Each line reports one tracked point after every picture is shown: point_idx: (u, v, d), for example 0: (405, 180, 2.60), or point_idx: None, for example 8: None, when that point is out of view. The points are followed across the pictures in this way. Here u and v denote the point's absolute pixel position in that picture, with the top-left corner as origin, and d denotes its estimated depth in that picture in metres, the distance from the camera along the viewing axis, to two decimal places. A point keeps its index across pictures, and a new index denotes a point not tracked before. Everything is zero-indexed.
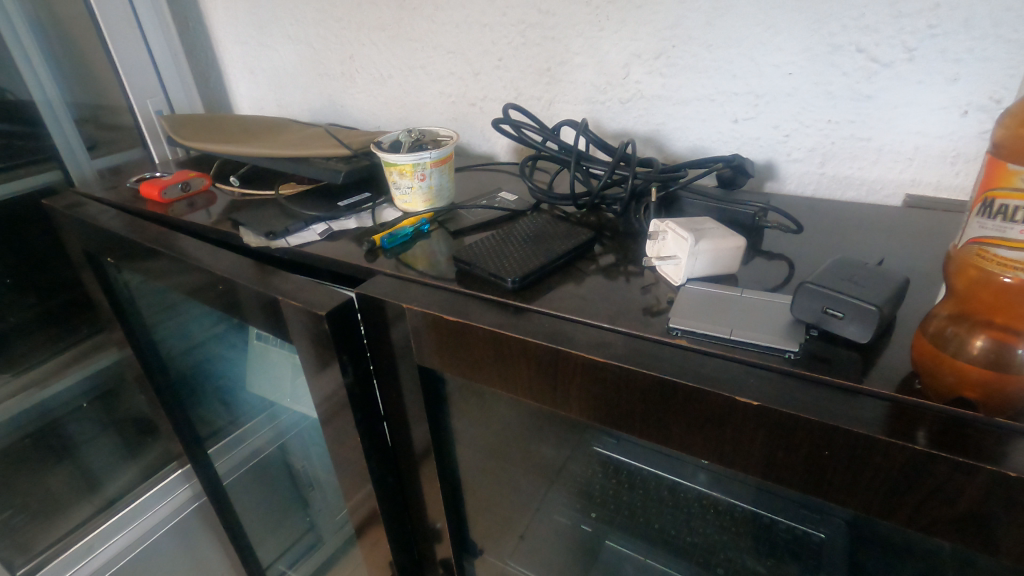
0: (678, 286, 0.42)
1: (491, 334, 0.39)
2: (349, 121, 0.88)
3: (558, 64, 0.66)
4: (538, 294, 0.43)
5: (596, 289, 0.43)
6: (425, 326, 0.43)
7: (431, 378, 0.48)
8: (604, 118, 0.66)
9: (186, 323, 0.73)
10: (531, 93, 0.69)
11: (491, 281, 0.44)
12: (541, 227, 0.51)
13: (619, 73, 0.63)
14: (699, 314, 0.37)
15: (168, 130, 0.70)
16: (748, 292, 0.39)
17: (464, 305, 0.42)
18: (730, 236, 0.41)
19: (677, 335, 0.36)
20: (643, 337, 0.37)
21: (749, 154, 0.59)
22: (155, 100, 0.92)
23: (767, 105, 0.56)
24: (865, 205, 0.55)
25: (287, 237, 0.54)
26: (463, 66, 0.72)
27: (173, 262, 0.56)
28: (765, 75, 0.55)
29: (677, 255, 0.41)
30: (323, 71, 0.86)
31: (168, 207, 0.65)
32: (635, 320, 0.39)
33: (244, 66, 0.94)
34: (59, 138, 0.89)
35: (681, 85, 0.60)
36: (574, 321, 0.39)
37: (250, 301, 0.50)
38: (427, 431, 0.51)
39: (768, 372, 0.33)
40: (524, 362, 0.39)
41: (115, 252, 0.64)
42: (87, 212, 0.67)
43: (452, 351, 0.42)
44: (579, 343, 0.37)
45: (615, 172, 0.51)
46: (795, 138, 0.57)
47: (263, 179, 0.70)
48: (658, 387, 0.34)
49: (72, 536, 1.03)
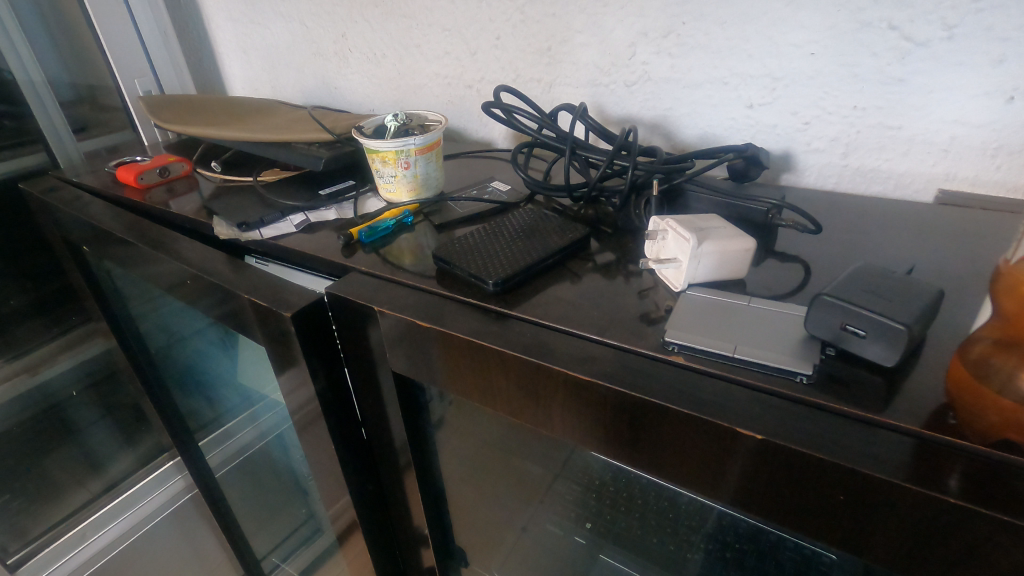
0: (678, 292, 0.37)
1: (467, 344, 0.35)
2: (343, 103, 0.84)
3: (559, 43, 0.61)
4: (523, 299, 0.39)
5: (588, 293, 0.39)
6: (398, 331, 0.39)
7: (409, 385, 0.44)
8: (607, 102, 0.61)
9: (165, 316, 0.70)
10: (530, 75, 0.64)
11: (472, 282, 0.40)
12: (532, 222, 0.47)
13: (625, 53, 0.58)
14: (700, 327, 0.33)
15: (147, 111, 0.66)
16: (757, 302, 0.35)
17: (440, 309, 0.38)
18: (738, 237, 0.36)
19: (674, 351, 0.32)
20: (636, 352, 0.33)
21: (764, 143, 0.54)
22: (143, 80, 0.89)
23: (786, 89, 0.51)
24: (891, 202, 0.50)
25: (261, 227, 0.50)
26: (460, 45, 0.68)
27: (143, 252, 0.53)
28: (785, 55, 0.50)
29: (678, 258, 0.37)
30: (315, 50, 0.81)
31: (144, 193, 0.62)
32: (627, 330, 0.35)
33: (236, 44, 0.90)
34: (42, 118, 0.86)
35: (692, 67, 0.55)
36: (561, 330, 0.35)
37: (218, 297, 0.47)
38: (406, 439, 0.47)
39: (776, 399, 0.29)
40: (502, 375, 0.35)
41: (90, 240, 0.61)
42: (62, 197, 0.64)
43: (428, 359, 0.39)
44: (562, 356, 0.33)
45: (613, 162, 0.46)
46: (816, 126, 0.51)
47: (246, 165, 0.66)
48: (648, 411, 0.30)
49: (68, 522, 1.03)
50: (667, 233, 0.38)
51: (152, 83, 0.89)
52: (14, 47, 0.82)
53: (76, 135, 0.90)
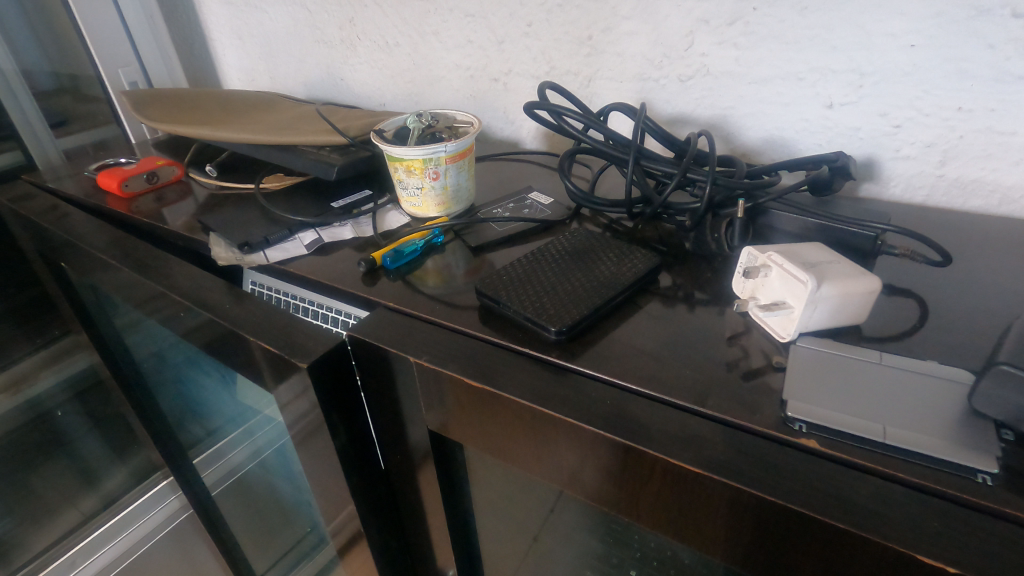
0: (785, 343, 0.31)
1: (529, 412, 0.29)
2: (350, 97, 0.76)
3: (601, 31, 0.53)
4: (591, 350, 0.32)
5: (667, 340, 0.32)
6: (436, 387, 0.32)
7: (444, 441, 0.37)
8: (656, 99, 0.54)
9: (154, 338, 0.63)
10: (566, 67, 0.57)
11: (526, 326, 0.33)
12: (584, 246, 0.40)
13: (680, 43, 0.50)
14: (829, 397, 0.26)
15: (131, 107, 0.58)
16: (890, 360, 0.28)
17: (489, 361, 0.32)
18: (861, 277, 0.30)
19: (801, 431, 0.25)
20: (748, 428, 0.26)
21: (842, 148, 0.47)
22: (128, 70, 0.80)
23: (876, 86, 0.44)
24: (996, 220, 0.43)
25: (265, 248, 0.43)
26: (485, 33, 0.60)
27: (128, 276, 0.46)
28: (876, 46, 0.43)
29: (787, 302, 0.30)
30: (319, 37, 0.73)
31: (129, 202, 0.55)
32: (729, 396, 0.28)
33: (230, 30, 0.82)
34: (16, 114, 0.77)
35: (761, 60, 0.47)
36: (646, 395, 0.28)
37: (216, 335, 0.40)
38: (439, 498, 0.41)
39: (949, 504, 0.22)
40: (571, 451, 0.28)
41: (68, 256, 0.54)
42: (37, 206, 0.57)
43: (475, 422, 0.32)
44: (656, 435, 0.26)
45: (687, 176, 0.39)
46: (908, 129, 0.44)
47: (245, 169, 0.59)
48: (778, 516, 0.23)
49: (55, 550, 0.97)
50: (769, 270, 0.31)
51: (137, 74, 0.81)
52: None
53: (57, 133, 0.81)
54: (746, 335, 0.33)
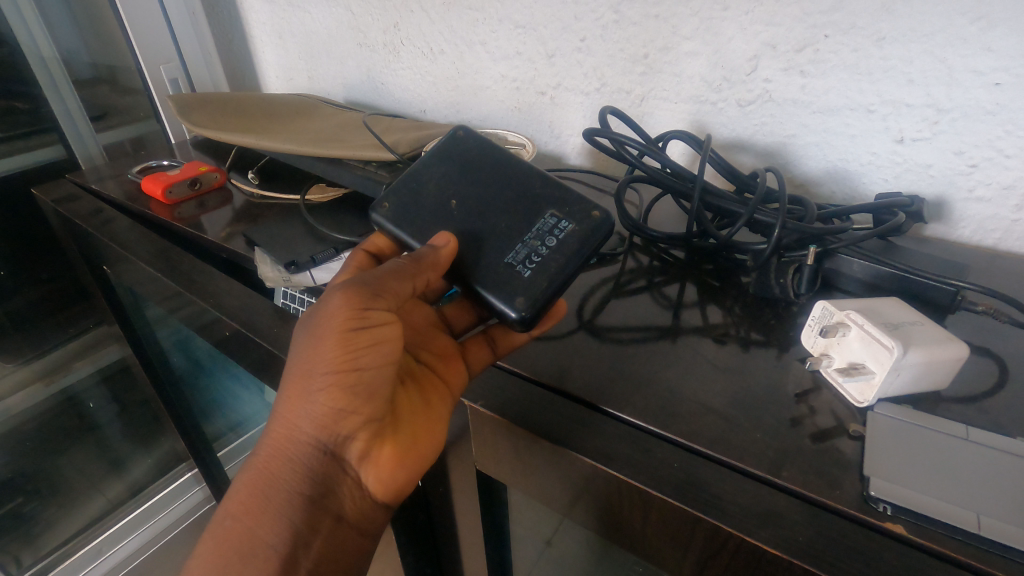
0: (863, 408, 0.29)
1: (596, 472, 0.27)
2: (390, 102, 0.75)
3: (659, 50, 0.51)
4: (653, 403, 0.31)
5: (734, 395, 0.31)
6: (495, 431, 0.32)
7: (489, 479, 0.37)
8: (712, 122, 0.52)
9: (189, 342, 0.63)
10: (618, 85, 0.55)
11: (594, 385, 0.32)
12: (461, 152, 0.39)
13: (744, 68, 0.48)
14: (915, 474, 0.25)
15: (176, 112, 0.58)
16: (977, 436, 0.27)
17: (547, 410, 0.31)
18: (948, 343, 0.28)
19: (886, 513, 0.24)
20: (828, 508, 0.25)
21: (911, 185, 0.45)
22: (169, 66, 0.80)
23: (954, 123, 0.42)
24: None
25: (312, 269, 0.43)
26: (535, 46, 0.58)
27: (176, 290, 0.46)
28: (958, 83, 0.40)
29: (868, 367, 0.29)
30: (361, 40, 0.72)
31: (172, 210, 0.54)
32: (806, 465, 0.27)
33: (269, 27, 0.80)
34: (56, 102, 0.79)
35: (830, 89, 0.45)
36: (718, 459, 0.27)
37: (263, 356, 0.39)
38: (480, 532, 0.40)
39: None
40: (635, 513, 0.27)
41: (113, 261, 0.55)
42: (81, 210, 0.57)
43: (532, 468, 0.31)
44: (729, 508, 0.25)
45: (754, 216, 0.38)
46: (985, 170, 0.42)
47: (288, 178, 0.58)
48: None
49: (80, 538, 1.03)
50: (848, 330, 0.30)
51: (178, 71, 0.81)
52: (26, 27, 0.74)
53: (95, 125, 0.82)
54: (816, 394, 0.31)
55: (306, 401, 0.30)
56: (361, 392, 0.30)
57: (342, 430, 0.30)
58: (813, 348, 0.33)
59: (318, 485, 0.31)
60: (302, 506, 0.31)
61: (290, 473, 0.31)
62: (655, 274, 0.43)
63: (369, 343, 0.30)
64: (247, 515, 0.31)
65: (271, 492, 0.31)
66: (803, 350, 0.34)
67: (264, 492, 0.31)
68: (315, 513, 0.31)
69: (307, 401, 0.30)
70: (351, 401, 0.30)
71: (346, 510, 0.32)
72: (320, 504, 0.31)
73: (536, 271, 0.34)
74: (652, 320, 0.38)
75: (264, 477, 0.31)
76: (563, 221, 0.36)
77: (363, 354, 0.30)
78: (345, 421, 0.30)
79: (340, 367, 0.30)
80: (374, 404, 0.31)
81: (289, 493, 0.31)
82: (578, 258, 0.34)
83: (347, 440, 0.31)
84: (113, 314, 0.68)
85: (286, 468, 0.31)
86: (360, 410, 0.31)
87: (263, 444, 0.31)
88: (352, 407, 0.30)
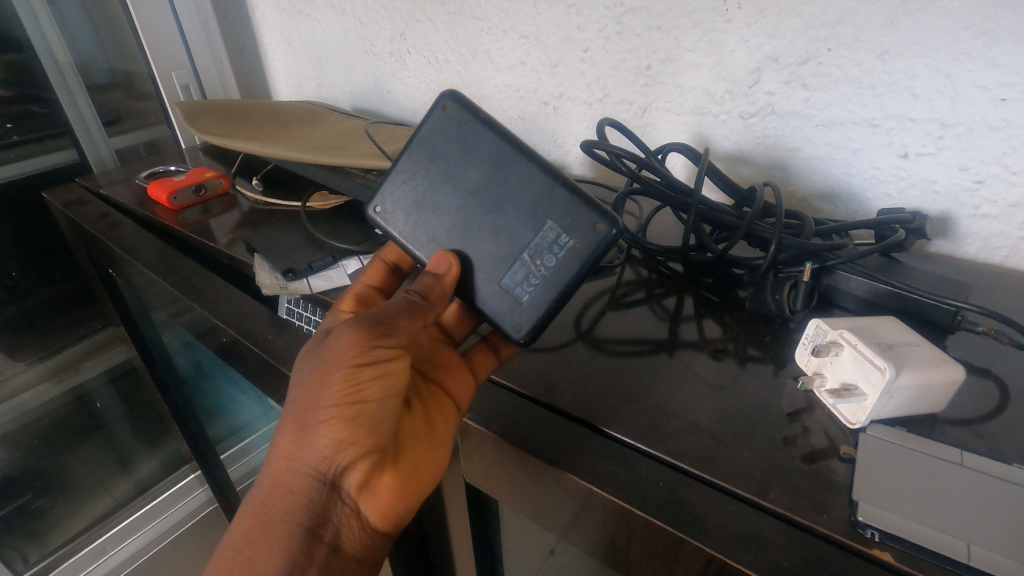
0: (856, 430, 0.29)
1: (581, 489, 0.27)
2: (396, 109, 0.76)
3: (661, 61, 0.51)
4: (642, 420, 0.30)
5: (724, 412, 0.31)
6: (483, 443, 0.31)
7: (479, 492, 0.37)
8: (714, 134, 0.52)
9: (192, 346, 0.64)
10: (620, 96, 0.55)
11: (584, 400, 0.32)
12: (455, 138, 0.37)
13: (746, 80, 0.48)
14: (903, 499, 0.24)
15: (183, 118, 0.59)
16: (971, 461, 0.26)
17: (535, 425, 0.31)
18: (942, 365, 0.28)
19: (874, 540, 0.24)
20: (814, 533, 0.24)
21: (915, 201, 0.44)
22: (180, 73, 0.81)
23: (959, 138, 0.41)
24: None
25: (309, 277, 0.43)
26: (539, 56, 0.59)
27: (177, 295, 0.47)
28: (963, 97, 0.40)
29: (861, 388, 0.28)
30: (369, 49, 0.73)
31: (178, 215, 0.55)
32: (793, 487, 0.26)
33: (278, 35, 0.81)
34: (70, 106, 0.80)
35: (832, 102, 0.45)
36: (704, 479, 0.27)
37: (258, 363, 0.40)
38: (472, 545, 0.40)
39: None
40: (620, 532, 0.27)
41: (118, 265, 0.56)
42: (89, 214, 0.58)
43: (517, 481, 0.31)
44: (713, 529, 0.25)
45: (751, 230, 0.38)
46: (991, 186, 0.41)
47: (291, 185, 0.59)
48: None
49: (83, 538, 1.04)
50: (841, 349, 0.30)
51: (190, 77, 0.82)
52: (42, 32, 0.75)
53: (107, 129, 0.84)
54: (809, 414, 0.31)
55: (308, 430, 0.30)
56: (363, 425, 0.30)
57: (343, 462, 0.30)
58: (806, 366, 0.33)
59: (316, 513, 0.31)
60: (300, 536, 0.30)
61: (290, 501, 0.30)
62: (653, 286, 0.43)
63: (374, 375, 0.30)
64: (248, 544, 0.31)
65: (273, 520, 0.31)
66: (797, 368, 0.34)
67: (264, 519, 0.31)
68: (312, 542, 0.31)
69: (310, 431, 0.30)
70: (353, 433, 0.30)
71: (343, 539, 0.32)
72: (318, 533, 0.31)
73: (535, 294, 0.34)
74: (648, 333, 0.38)
75: (266, 504, 0.31)
76: (564, 235, 0.33)
77: (367, 387, 0.30)
78: (346, 453, 0.30)
79: (347, 400, 0.29)
80: (378, 437, 0.31)
81: (288, 521, 0.30)
82: (575, 278, 0.33)
83: (347, 469, 0.30)
84: (119, 316, 0.69)
85: (287, 496, 0.30)
86: (361, 440, 0.30)
87: (266, 472, 0.31)
88: (353, 438, 0.30)
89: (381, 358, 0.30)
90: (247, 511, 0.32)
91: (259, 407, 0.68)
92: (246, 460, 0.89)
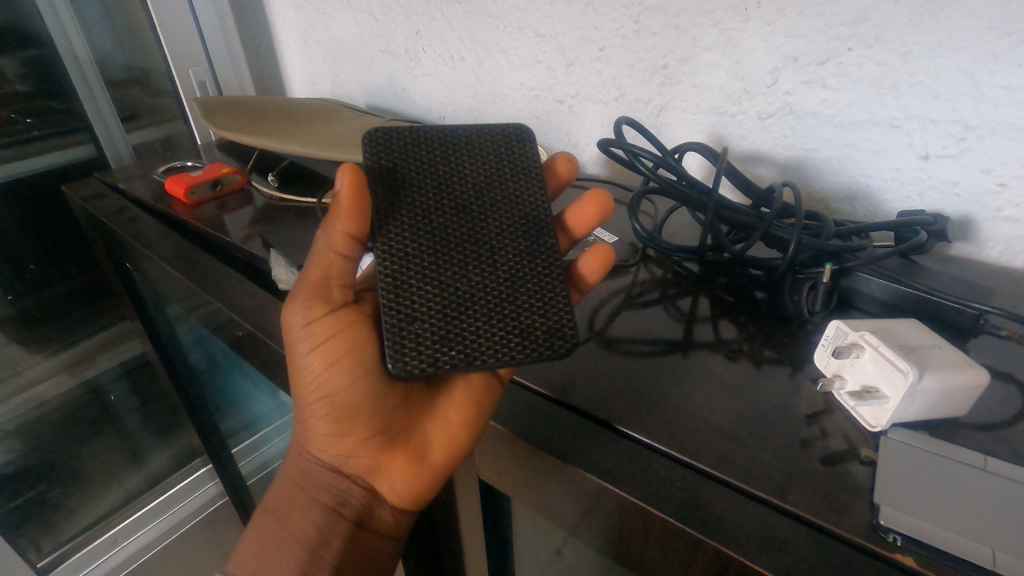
0: (876, 433, 0.28)
1: (597, 487, 0.27)
2: (411, 107, 0.76)
3: (678, 60, 0.51)
4: (659, 420, 0.30)
5: (742, 414, 0.30)
6: (498, 441, 0.32)
7: (492, 489, 0.36)
8: (731, 134, 0.51)
9: (205, 340, 0.64)
10: (636, 95, 0.55)
11: (600, 399, 0.32)
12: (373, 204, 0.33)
13: (765, 80, 0.47)
14: (926, 502, 0.24)
15: (199, 113, 0.59)
16: (996, 466, 0.26)
17: (550, 424, 0.30)
18: (966, 368, 0.27)
19: (896, 544, 0.23)
20: (835, 536, 0.24)
21: (936, 203, 0.44)
22: (197, 69, 0.82)
23: (982, 140, 0.40)
24: None
25: None
26: (555, 55, 0.58)
27: (194, 289, 0.47)
28: (987, 99, 0.39)
29: (882, 391, 0.28)
30: (384, 47, 0.73)
31: (193, 210, 0.55)
32: (813, 489, 0.26)
33: (295, 33, 0.81)
34: (88, 103, 0.81)
35: (852, 103, 0.44)
36: (722, 480, 0.27)
37: (273, 356, 0.40)
38: (484, 545, 0.40)
39: None
40: (636, 533, 0.27)
41: (135, 259, 0.56)
42: (107, 208, 0.59)
43: (531, 479, 0.31)
44: (732, 531, 0.24)
45: (770, 230, 0.38)
46: (1014, 189, 0.41)
47: (306, 181, 0.59)
48: None
49: (95, 529, 1.05)
50: (862, 351, 0.30)
51: (206, 74, 0.83)
52: (62, 28, 0.76)
53: (125, 125, 0.84)
54: (828, 416, 0.30)
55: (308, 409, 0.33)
56: (347, 400, 0.32)
57: (340, 435, 0.33)
58: (826, 368, 0.32)
59: (332, 483, 0.34)
60: (322, 504, 0.34)
61: (311, 470, 0.35)
62: (669, 286, 0.43)
63: (335, 361, 0.32)
64: (281, 510, 0.35)
65: (299, 488, 0.35)
66: (816, 370, 0.33)
67: (295, 487, 0.35)
68: (334, 512, 0.34)
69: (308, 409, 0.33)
70: (337, 410, 0.33)
71: (368, 511, 0.35)
72: (339, 506, 0.34)
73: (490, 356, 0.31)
74: (664, 333, 0.38)
75: (296, 473, 0.35)
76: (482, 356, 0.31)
77: (335, 372, 0.32)
78: (338, 427, 0.33)
79: (320, 386, 0.32)
80: (364, 413, 0.33)
81: (311, 491, 0.34)
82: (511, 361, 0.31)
83: (349, 445, 0.33)
84: (135, 310, 0.70)
85: (308, 466, 0.35)
86: (349, 416, 0.33)
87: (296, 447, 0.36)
88: (338, 413, 0.33)
89: (348, 338, 0.32)
90: (285, 483, 0.36)
91: (271, 402, 0.68)
92: (257, 454, 0.90)
